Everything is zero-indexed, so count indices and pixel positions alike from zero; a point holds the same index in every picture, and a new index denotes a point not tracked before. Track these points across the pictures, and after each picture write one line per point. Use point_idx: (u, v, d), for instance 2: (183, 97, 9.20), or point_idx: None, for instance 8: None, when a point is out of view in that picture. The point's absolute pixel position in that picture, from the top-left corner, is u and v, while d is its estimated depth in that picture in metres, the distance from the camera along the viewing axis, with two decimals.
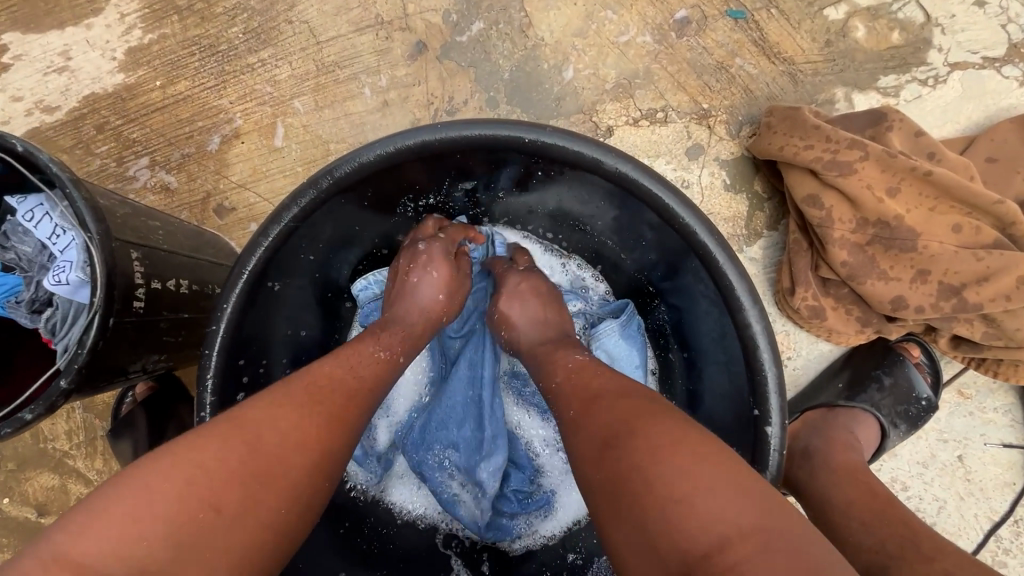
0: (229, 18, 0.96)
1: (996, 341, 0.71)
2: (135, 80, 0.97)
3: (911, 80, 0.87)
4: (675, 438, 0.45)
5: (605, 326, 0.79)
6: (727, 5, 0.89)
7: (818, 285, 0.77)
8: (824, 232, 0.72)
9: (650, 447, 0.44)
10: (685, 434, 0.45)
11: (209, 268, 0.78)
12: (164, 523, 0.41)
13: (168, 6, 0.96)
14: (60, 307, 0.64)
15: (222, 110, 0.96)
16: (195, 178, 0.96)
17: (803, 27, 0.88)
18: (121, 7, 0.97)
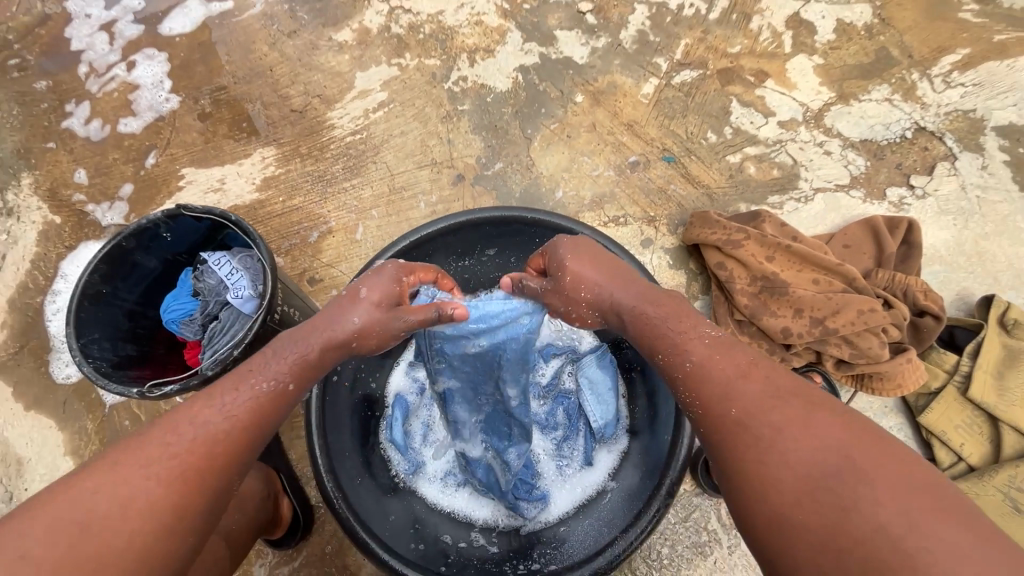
0: (335, 160, 1.45)
1: (861, 359, 1.02)
2: (266, 197, 1.43)
3: (789, 198, 1.30)
4: (833, 441, 0.56)
5: (587, 360, 1.08)
6: (662, 154, 1.36)
7: (734, 325, 1.09)
8: (729, 285, 1.09)
9: (861, 497, 0.51)
10: (852, 441, 0.55)
11: (307, 307, 1.15)
12: (37, 519, 0.56)
13: (296, 152, 1.47)
14: (221, 317, 1.00)
15: (322, 215, 1.40)
16: (297, 259, 1.36)
17: (713, 166, 1.34)
18: (266, 154, 1.47)
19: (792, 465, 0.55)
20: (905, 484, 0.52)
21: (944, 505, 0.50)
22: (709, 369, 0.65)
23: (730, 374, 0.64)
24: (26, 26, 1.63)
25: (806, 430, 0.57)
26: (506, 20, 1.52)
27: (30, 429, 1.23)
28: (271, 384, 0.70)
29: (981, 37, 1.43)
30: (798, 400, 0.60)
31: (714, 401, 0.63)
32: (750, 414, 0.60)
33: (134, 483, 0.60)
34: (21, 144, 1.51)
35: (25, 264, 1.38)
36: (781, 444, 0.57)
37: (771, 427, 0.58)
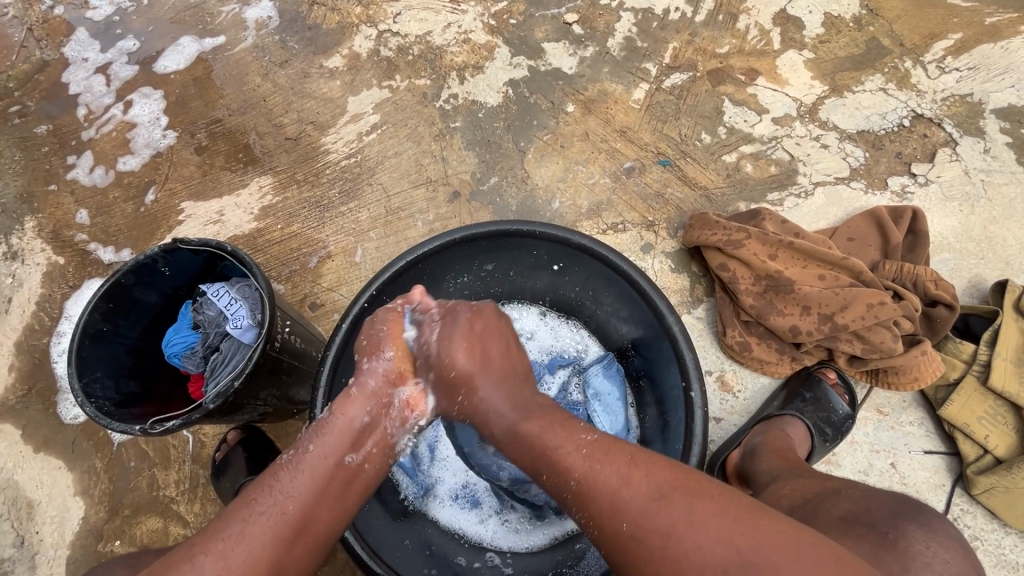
0: (332, 184, 1.45)
1: (873, 354, 1.01)
2: (264, 226, 1.43)
3: (789, 194, 1.29)
4: (659, 492, 0.62)
5: (593, 370, 1.09)
6: (657, 158, 1.36)
7: (742, 326, 1.09)
8: (733, 286, 1.08)
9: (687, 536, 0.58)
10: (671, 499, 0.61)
11: (310, 332, 1.15)
12: None
13: (293, 180, 1.47)
14: (222, 348, 1.00)
15: (320, 240, 1.40)
16: (298, 285, 1.36)
17: (709, 167, 1.33)
18: (262, 182, 1.48)
19: (629, 532, 0.61)
20: (716, 521, 0.58)
21: (740, 528, 0.57)
22: (570, 475, 0.66)
23: (573, 459, 0.67)
24: (27, 73, 1.66)
25: (643, 493, 0.62)
26: (493, 36, 1.53)
27: (39, 471, 1.23)
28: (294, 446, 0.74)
29: (972, 21, 1.42)
30: (627, 469, 0.64)
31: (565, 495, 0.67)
32: (594, 494, 0.64)
33: (231, 548, 0.63)
34: (24, 188, 1.53)
35: (31, 305, 1.38)
36: (620, 517, 0.62)
37: (610, 498, 0.63)
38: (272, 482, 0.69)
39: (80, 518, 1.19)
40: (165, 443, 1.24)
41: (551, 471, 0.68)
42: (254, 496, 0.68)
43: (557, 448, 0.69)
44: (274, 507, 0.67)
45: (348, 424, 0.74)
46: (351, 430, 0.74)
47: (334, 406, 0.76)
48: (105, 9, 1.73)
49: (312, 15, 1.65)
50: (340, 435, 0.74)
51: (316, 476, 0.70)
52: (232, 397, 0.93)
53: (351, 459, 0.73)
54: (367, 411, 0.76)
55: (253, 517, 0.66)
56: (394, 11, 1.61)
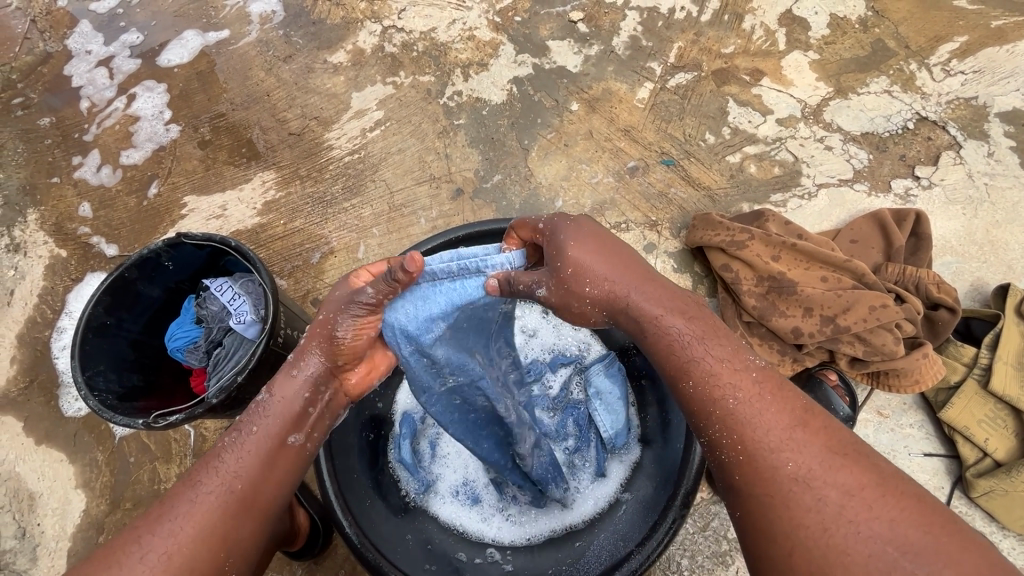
0: (334, 180, 1.45)
1: (875, 356, 1.01)
2: (267, 221, 1.43)
3: (792, 196, 1.29)
4: (830, 456, 0.57)
5: (595, 368, 1.07)
6: (661, 157, 1.36)
7: (744, 327, 1.09)
8: (736, 287, 1.09)
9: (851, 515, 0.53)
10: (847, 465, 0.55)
11: None
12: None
13: (296, 175, 1.47)
14: (225, 343, 1.00)
15: (323, 236, 1.40)
16: (300, 281, 1.36)
17: (713, 167, 1.33)
18: (265, 177, 1.48)
19: (790, 480, 0.56)
20: (893, 507, 0.53)
21: (924, 520, 0.52)
22: (732, 411, 0.60)
23: (735, 389, 0.61)
24: (29, 65, 1.66)
25: (810, 449, 0.57)
26: (498, 33, 1.53)
27: (41, 464, 1.23)
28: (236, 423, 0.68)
29: (978, 24, 1.41)
30: (800, 426, 0.59)
31: (707, 434, 0.62)
32: (755, 429, 0.59)
33: (179, 531, 0.61)
34: (27, 180, 1.53)
35: (33, 298, 1.38)
36: (776, 458, 0.57)
37: (770, 441, 0.58)
38: (224, 466, 0.64)
39: (82, 510, 1.20)
40: (167, 436, 1.24)
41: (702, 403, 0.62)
42: (197, 478, 0.64)
43: (717, 370, 0.63)
44: (220, 487, 0.63)
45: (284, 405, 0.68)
46: (294, 408, 0.68)
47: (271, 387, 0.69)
48: (109, 2, 1.73)
49: (317, 10, 1.65)
50: (283, 413, 0.68)
51: (261, 456, 0.66)
52: (235, 392, 0.93)
53: (295, 439, 0.68)
54: (307, 390, 0.69)
55: (200, 498, 0.62)
56: (398, 7, 1.61)
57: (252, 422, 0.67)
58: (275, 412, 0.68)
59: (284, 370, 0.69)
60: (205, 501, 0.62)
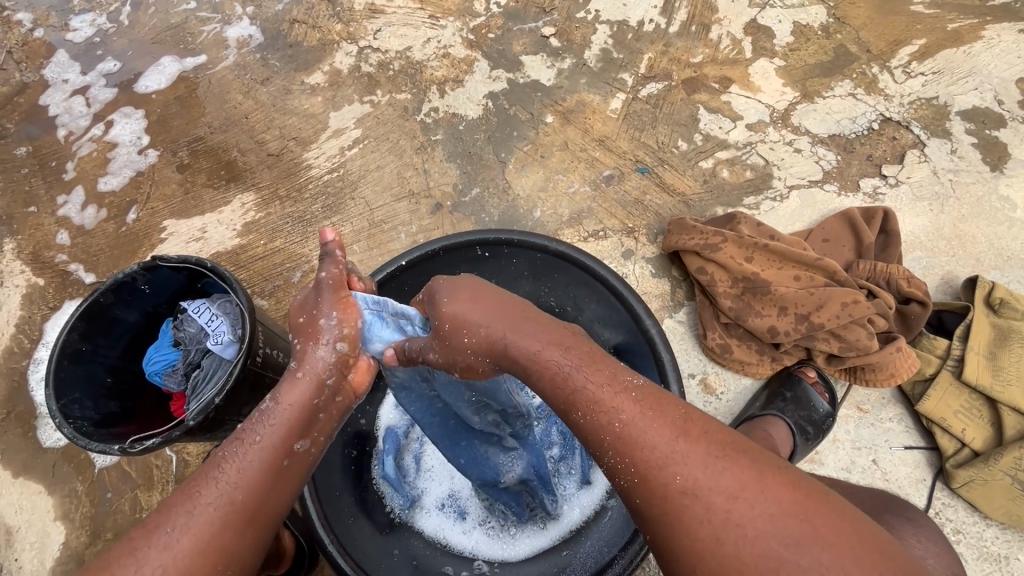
0: (315, 199, 1.46)
1: (850, 352, 1.03)
2: (247, 242, 1.43)
3: (765, 198, 1.31)
4: (667, 444, 0.58)
5: None
6: (636, 165, 1.38)
7: (722, 328, 1.11)
8: (712, 289, 1.10)
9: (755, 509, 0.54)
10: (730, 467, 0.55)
11: None
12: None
13: (275, 196, 1.47)
14: (203, 365, 0.99)
15: (303, 255, 1.40)
16: (281, 300, 1.36)
17: (686, 173, 1.35)
18: (245, 199, 1.48)
19: (679, 494, 0.56)
20: (777, 498, 0.54)
21: (809, 512, 0.53)
22: (590, 395, 0.62)
23: (618, 411, 0.61)
24: (5, 96, 1.66)
25: (652, 444, 0.59)
26: (472, 50, 1.56)
27: (18, 497, 1.21)
28: (257, 434, 0.69)
29: (935, 27, 1.46)
30: (681, 425, 0.59)
31: (573, 409, 0.63)
32: (642, 448, 0.59)
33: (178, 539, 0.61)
34: (3, 210, 1.52)
35: (10, 328, 1.37)
36: (608, 427, 0.61)
37: (623, 435, 0.60)
38: (235, 474, 0.66)
39: (61, 543, 1.17)
40: (148, 463, 1.22)
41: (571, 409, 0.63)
42: (198, 487, 0.65)
43: (601, 397, 0.62)
44: (221, 498, 0.64)
45: (293, 412, 0.71)
46: (298, 418, 0.71)
47: (277, 392, 0.72)
48: (86, 31, 1.74)
49: (293, 33, 1.67)
50: (286, 423, 0.70)
51: (264, 469, 0.68)
52: (213, 414, 0.92)
53: (301, 446, 0.71)
54: (318, 393, 0.74)
55: (199, 507, 0.63)
56: (374, 27, 1.63)
57: (259, 433, 0.69)
58: (287, 428, 0.70)
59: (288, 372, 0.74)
60: (214, 510, 0.63)
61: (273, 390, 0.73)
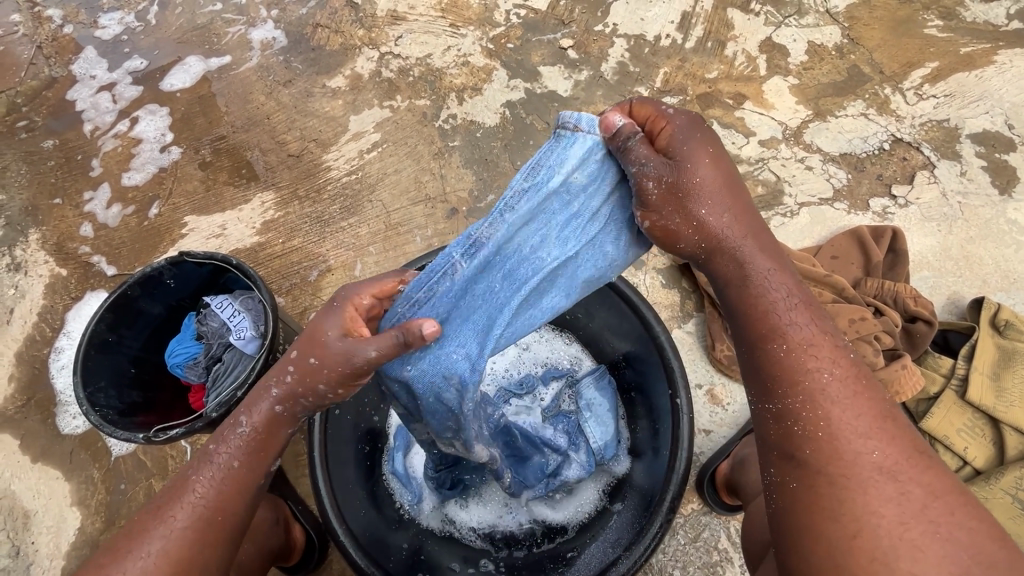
0: (333, 200, 1.49)
1: None
2: (265, 240, 1.46)
3: (775, 213, 1.34)
4: (874, 423, 0.62)
5: (585, 381, 1.09)
6: None
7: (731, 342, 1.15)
8: None
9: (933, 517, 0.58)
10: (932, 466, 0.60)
11: None
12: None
13: (294, 196, 1.51)
14: (225, 359, 1.02)
15: (320, 254, 1.43)
16: (298, 298, 1.39)
17: None
18: (264, 198, 1.51)
19: (875, 468, 0.60)
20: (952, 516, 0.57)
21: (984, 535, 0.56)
22: (790, 334, 0.66)
23: (831, 365, 0.65)
24: (35, 90, 1.70)
25: (848, 404, 0.63)
26: (491, 59, 1.59)
27: (36, 481, 1.23)
28: (233, 459, 0.70)
29: (948, 50, 1.49)
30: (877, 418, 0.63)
31: (782, 341, 0.66)
32: (837, 410, 0.63)
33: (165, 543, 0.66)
34: (30, 201, 1.56)
35: (33, 316, 1.40)
36: (814, 377, 0.65)
37: (824, 385, 0.64)
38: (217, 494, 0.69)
39: (76, 529, 1.20)
40: (164, 453, 1.25)
41: (776, 359, 0.66)
42: (178, 499, 0.69)
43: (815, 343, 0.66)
44: (198, 514, 0.68)
45: (265, 431, 0.71)
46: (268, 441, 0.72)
47: (246, 411, 0.71)
48: (114, 29, 1.78)
49: (316, 37, 1.71)
50: (259, 446, 0.71)
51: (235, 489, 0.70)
52: (233, 407, 0.95)
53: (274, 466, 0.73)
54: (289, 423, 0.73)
55: (182, 507, 0.68)
56: (395, 34, 1.67)
57: (233, 457, 0.70)
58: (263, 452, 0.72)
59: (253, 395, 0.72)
60: (196, 523, 0.67)
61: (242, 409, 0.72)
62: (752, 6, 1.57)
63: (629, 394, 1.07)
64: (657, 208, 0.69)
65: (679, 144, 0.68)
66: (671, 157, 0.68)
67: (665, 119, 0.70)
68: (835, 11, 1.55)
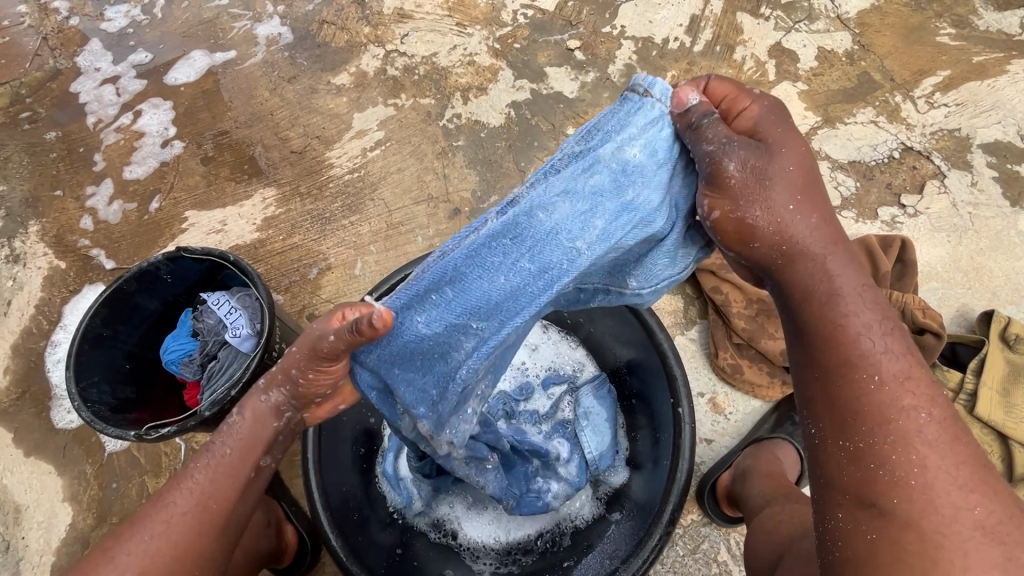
0: (335, 197, 1.48)
1: None
2: (266, 237, 1.45)
3: None
4: (941, 439, 0.61)
5: (584, 389, 1.07)
6: None
7: (734, 348, 1.12)
8: (726, 309, 1.11)
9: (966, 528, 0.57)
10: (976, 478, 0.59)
11: None
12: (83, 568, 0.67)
13: (296, 192, 1.49)
14: (220, 356, 1.01)
15: (320, 252, 1.42)
16: (296, 296, 1.38)
17: None
18: (266, 194, 1.50)
19: (947, 500, 0.57)
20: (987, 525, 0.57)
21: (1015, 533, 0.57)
22: (853, 347, 0.66)
23: (883, 373, 0.64)
24: (39, 81, 1.70)
25: (901, 433, 0.62)
26: (497, 59, 1.58)
27: (29, 476, 1.22)
28: (227, 449, 0.70)
29: (960, 59, 1.47)
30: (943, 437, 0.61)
31: (869, 377, 0.64)
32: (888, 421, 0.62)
33: (151, 551, 0.65)
34: (31, 192, 1.55)
35: (30, 308, 1.39)
36: (905, 416, 0.62)
37: (890, 409, 0.63)
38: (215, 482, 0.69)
39: (67, 525, 1.19)
40: (158, 450, 1.24)
41: (862, 403, 0.64)
42: (172, 486, 0.69)
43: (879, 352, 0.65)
44: (191, 507, 0.67)
45: (255, 425, 0.71)
46: (250, 437, 0.71)
47: (243, 404, 0.72)
48: (120, 22, 1.77)
49: (322, 33, 1.70)
50: (248, 440, 0.71)
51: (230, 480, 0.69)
52: (227, 407, 0.93)
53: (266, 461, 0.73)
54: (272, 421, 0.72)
55: (174, 518, 0.67)
56: (401, 32, 1.66)
57: (226, 445, 0.70)
58: (261, 441, 0.72)
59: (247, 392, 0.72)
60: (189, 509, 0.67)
61: (239, 405, 0.72)
62: (762, 10, 1.56)
63: (630, 402, 1.05)
64: (729, 193, 0.68)
65: (766, 132, 0.69)
66: (712, 148, 0.69)
67: (748, 103, 0.71)
68: (846, 16, 1.54)
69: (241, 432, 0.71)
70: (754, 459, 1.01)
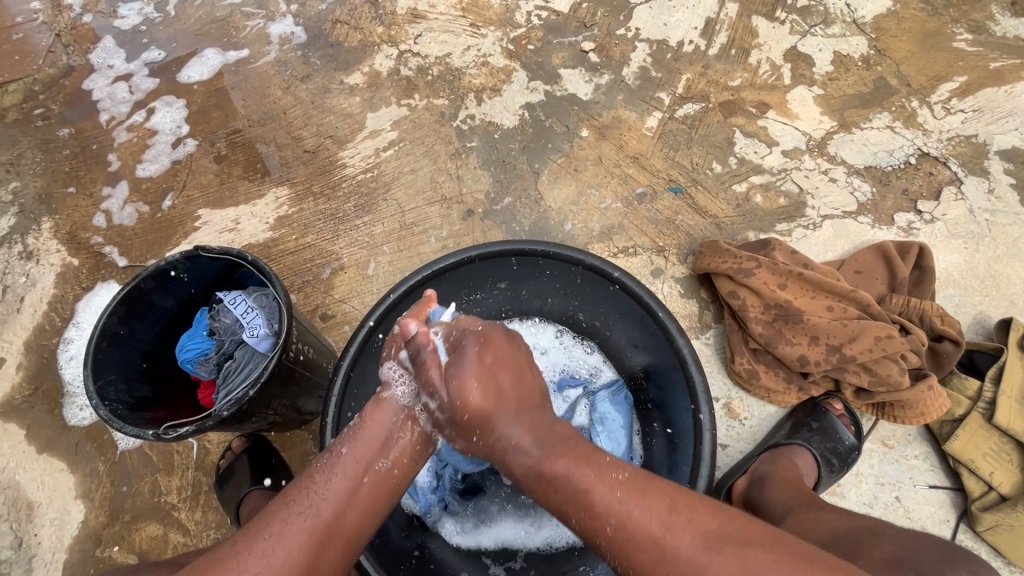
0: (347, 198, 1.48)
1: (881, 387, 1.03)
2: (278, 236, 1.45)
3: (797, 226, 1.31)
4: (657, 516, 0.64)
5: (601, 394, 1.10)
6: (669, 185, 1.38)
7: (750, 354, 1.11)
8: (743, 314, 1.10)
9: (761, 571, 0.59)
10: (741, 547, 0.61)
11: (323, 345, 1.16)
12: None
13: (309, 192, 1.49)
14: (237, 356, 1.01)
15: (334, 252, 1.42)
16: (310, 295, 1.38)
17: (720, 196, 1.36)
18: (278, 194, 1.50)
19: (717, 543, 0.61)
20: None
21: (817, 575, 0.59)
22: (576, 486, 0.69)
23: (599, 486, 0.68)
24: (52, 78, 1.70)
25: (727, 570, 0.59)
26: (511, 60, 1.58)
27: (42, 473, 1.22)
28: (344, 449, 0.75)
29: (977, 65, 1.46)
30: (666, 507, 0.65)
31: (606, 520, 0.65)
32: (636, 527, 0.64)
33: (273, 546, 0.66)
34: (44, 189, 1.55)
35: (43, 305, 1.39)
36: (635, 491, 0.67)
37: (665, 533, 0.63)
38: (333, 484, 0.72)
39: (80, 522, 1.19)
40: (170, 448, 1.24)
41: (586, 514, 0.67)
42: (292, 497, 0.70)
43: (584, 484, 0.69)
44: (311, 508, 0.69)
45: (375, 428, 0.77)
46: (380, 439, 0.77)
47: (364, 413, 0.78)
48: (133, 19, 1.77)
49: (335, 33, 1.70)
50: (369, 444, 0.76)
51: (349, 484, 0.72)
52: (245, 407, 0.93)
53: (383, 464, 0.76)
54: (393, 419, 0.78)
55: (292, 517, 0.68)
56: (415, 32, 1.66)
57: (344, 447, 0.76)
58: (378, 448, 0.76)
59: (374, 397, 0.80)
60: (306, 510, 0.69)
61: (359, 412, 0.79)
62: (777, 14, 1.55)
63: (646, 407, 1.05)
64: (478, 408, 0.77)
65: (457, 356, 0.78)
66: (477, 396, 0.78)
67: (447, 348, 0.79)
68: (862, 21, 1.53)
69: (363, 433, 0.77)
70: (769, 465, 1.00)
